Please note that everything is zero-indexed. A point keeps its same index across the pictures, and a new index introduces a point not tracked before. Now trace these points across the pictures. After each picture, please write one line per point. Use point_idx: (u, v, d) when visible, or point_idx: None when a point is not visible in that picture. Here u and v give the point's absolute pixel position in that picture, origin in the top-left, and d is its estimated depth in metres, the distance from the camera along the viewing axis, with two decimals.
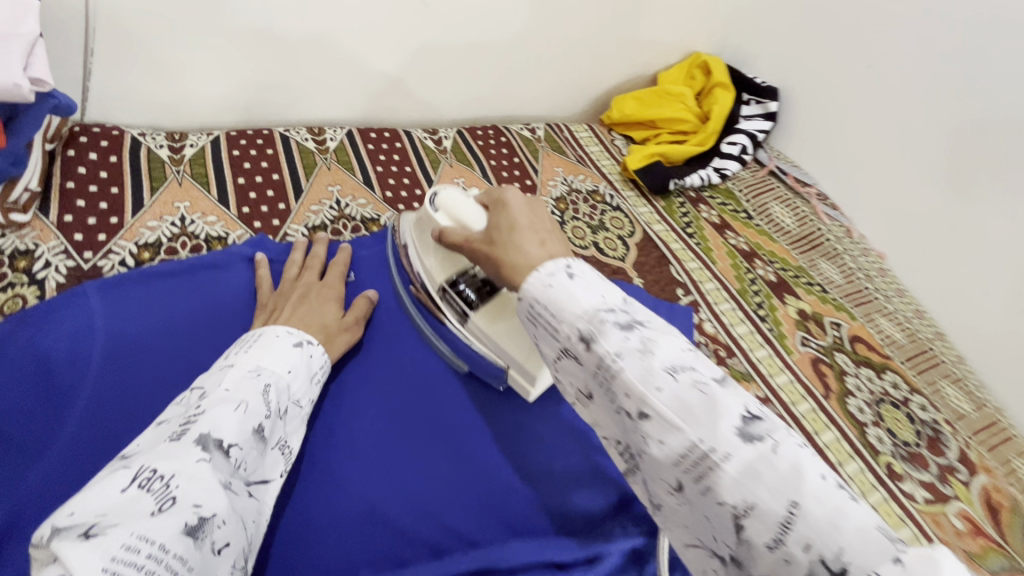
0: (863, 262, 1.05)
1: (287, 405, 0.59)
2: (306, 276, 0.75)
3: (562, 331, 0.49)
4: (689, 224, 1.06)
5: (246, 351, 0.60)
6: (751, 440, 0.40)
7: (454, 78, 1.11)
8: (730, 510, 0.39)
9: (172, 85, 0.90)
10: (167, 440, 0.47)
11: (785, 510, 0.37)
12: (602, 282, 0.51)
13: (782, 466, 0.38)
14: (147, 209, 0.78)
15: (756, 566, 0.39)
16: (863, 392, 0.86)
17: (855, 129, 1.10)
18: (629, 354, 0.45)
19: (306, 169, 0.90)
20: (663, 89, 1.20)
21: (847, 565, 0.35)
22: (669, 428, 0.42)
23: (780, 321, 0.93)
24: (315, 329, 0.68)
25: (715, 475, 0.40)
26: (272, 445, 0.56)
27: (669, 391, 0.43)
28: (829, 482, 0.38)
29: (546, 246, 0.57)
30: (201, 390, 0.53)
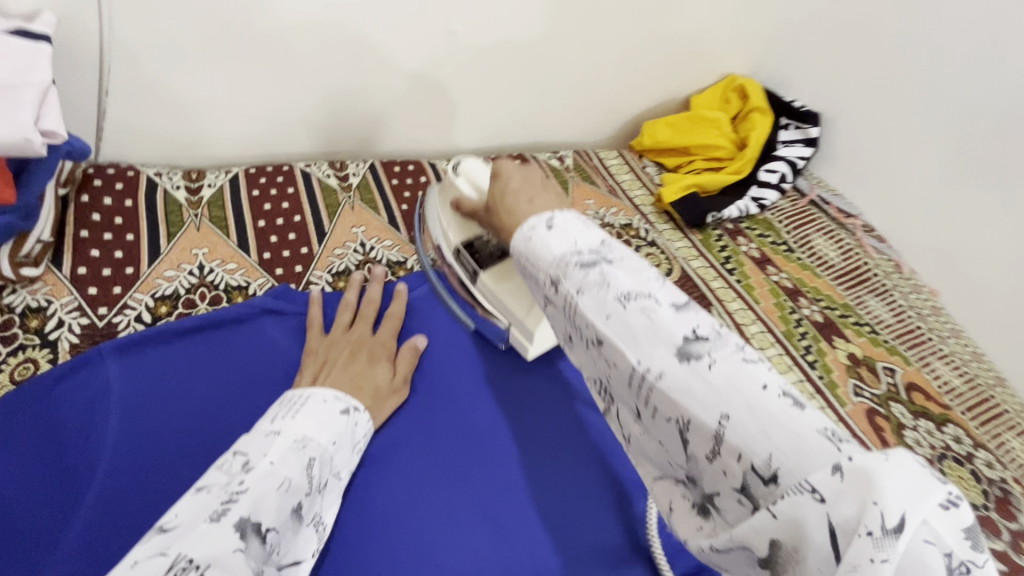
0: (914, 299, 0.99)
1: (327, 478, 0.57)
2: (358, 327, 0.74)
3: (540, 278, 0.53)
4: (728, 259, 1.01)
5: (292, 416, 0.58)
6: (688, 360, 0.43)
7: (478, 106, 1.06)
8: (676, 425, 0.43)
9: (189, 122, 0.86)
10: (206, 520, 0.43)
11: (716, 422, 0.40)
12: (588, 228, 0.53)
13: (715, 381, 0.41)
14: (164, 257, 0.74)
15: (707, 479, 0.42)
16: (924, 448, 0.80)
17: (903, 157, 1.04)
18: (589, 289, 0.48)
19: (328, 210, 0.86)
20: (697, 114, 1.14)
21: (777, 469, 0.37)
22: (619, 353, 0.46)
23: (831, 367, 0.88)
24: (365, 393, 0.67)
25: (657, 394, 0.44)
26: (307, 521, 0.54)
27: (617, 317, 0.47)
28: (770, 393, 0.39)
29: (534, 203, 0.59)
30: (245, 458, 0.51)
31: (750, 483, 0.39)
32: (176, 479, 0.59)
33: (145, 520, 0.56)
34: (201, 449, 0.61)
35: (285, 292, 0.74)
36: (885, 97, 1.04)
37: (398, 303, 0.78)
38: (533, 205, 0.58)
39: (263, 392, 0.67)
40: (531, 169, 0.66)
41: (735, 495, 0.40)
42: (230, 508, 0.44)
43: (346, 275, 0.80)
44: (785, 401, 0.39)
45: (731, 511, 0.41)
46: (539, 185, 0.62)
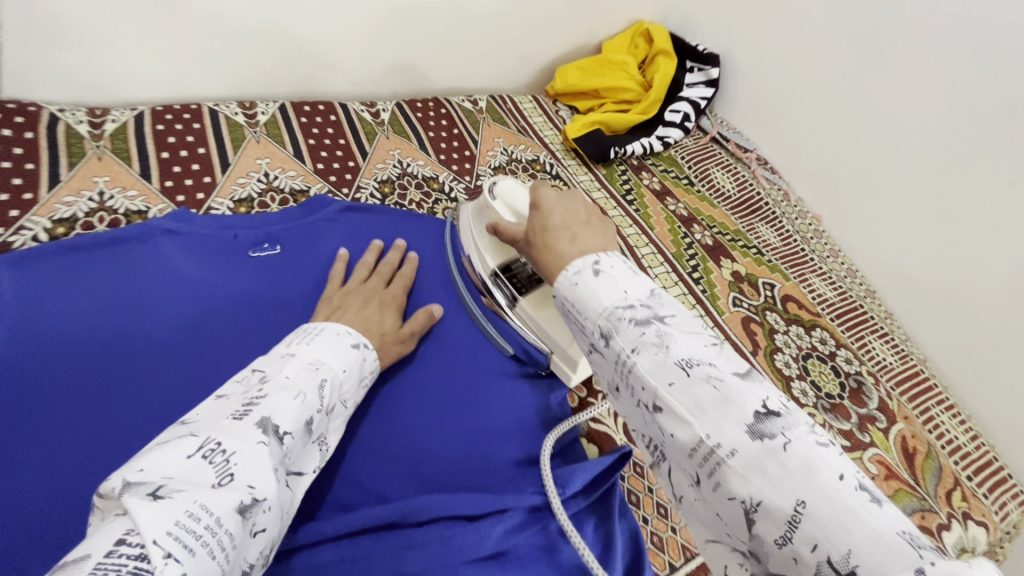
0: (799, 224, 1.07)
1: (335, 403, 0.56)
2: (373, 280, 0.76)
3: (588, 327, 0.48)
4: (629, 191, 1.07)
5: (307, 342, 0.58)
6: (760, 438, 0.37)
7: (390, 51, 1.09)
8: (740, 504, 0.36)
9: (91, 60, 0.88)
10: (229, 418, 0.46)
11: (790, 509, 0.34)
12: (636, 276, 0.48)
13: (790, 464, 0.35)
14: (64, 184, 0.77)
15: (774, 566, 0.35)
16: (791, 348, 0.88)
17: (792, 94, 1.10)
18: (645, 349, 0.42)
19: (233, 143, 0.89)
20: (605, 58, 1.19)
21: (856, 568, 0.31)
22: (679, 423, 0.40)
23: (714, 283, 0.95)
24: (372, 332, 0.67)
25: (723, 471, 0.37)
26: (313, 439, 0.53)
27: (680, 385, 0.40)
28: (847, 483, 0.33)
29: (576, 242, 0.55)
30: (263, 374, 0.52)
31: None
32: (70, 372, 0.63)
33: (34, 412, 0.60)
34: (93, 345, 0.65)
35: (183, 214, 0.77)
36: (775, 37, 1.11)
37: (409, 266, 0.80)
38: (574, 245, 0.54)
39: (157, 295, 0.71)
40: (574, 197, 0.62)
41: None
42: (252, 407, 0.46)
43: (248, 202, 0.83)
44: (864, 495, 0.33)
45: None
46: (581, 217, 0.59)
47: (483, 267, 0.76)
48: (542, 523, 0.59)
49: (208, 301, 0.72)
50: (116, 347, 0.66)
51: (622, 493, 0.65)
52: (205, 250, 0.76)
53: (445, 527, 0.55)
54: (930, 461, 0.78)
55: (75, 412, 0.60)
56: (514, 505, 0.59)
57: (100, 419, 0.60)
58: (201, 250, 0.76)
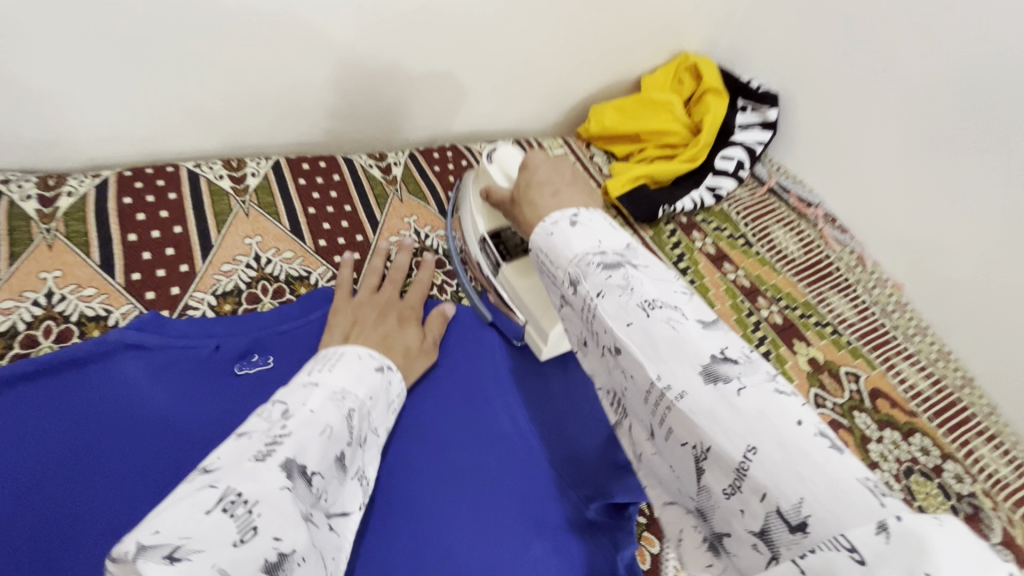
0: (878, 295, 0.93)
1: (367, 433, 0.53)
2: (385, 290, 0.71)
3: (558, 277, 0.46)
4: (681, 257, 0.93)
5: (330, 369, 0.53)
6: (715, 381, 0.35)
7: (401, 95, 0.93)
8: (691, 451, 0.35)
9: (44, 121, 0.72)
10: (251, 460, 0.40)
11: (739, 456, 0.32)
12: (613, 229, 0.45)
13: (746, 410, 0.33)
14: (3, 284, 0.62)
15: (720, 514, 0.34)
16: (888, 463, 0.74)
17: (866, 144, 0.95)
18: (610, 292, 0.41)
19: (217, 218, 0.74)
20: (647, 97, 1.04)
21: (808, 518, 0.29)
22: (636, 364, 0.39)
23: (790, 376, 0.81)
24: (396, 351, 0.63)
25: (673, 416, 0.36)
26: (351, 474, 0.49)
27: (639, 326, 0.39)
28: (805, 430, 0.31)
29: (558, 197, 0.51)
30: (284, 407, 0.46)
31: (773, 527, 0.31)
32: None
33: None
34: (16, 527, 0.50)
35: (152, 321, 0.62)
36: (845, 78, 0.96)
37: (424, 270, 0.76)
38: (556, 198, 0.51)
39: (112, 448, 0.55)
40: (565, 161, 0.59)
41: (751, 539, 0.32)
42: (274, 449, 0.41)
43: (233, 296, 0.68)
44: (822, 441, 0.31)
45: (745, 556, 0.33)
46: (568, 178, 0.55)
47: (473, 233, 0.73)
48: None
49: (174, 449, 0.56)
50: (42, 534, 0.50)
51: None
52: (176, 372, 0.60)
53: None
54: None
55: None
56: None
57: None
58: (173, 373, 0.60)
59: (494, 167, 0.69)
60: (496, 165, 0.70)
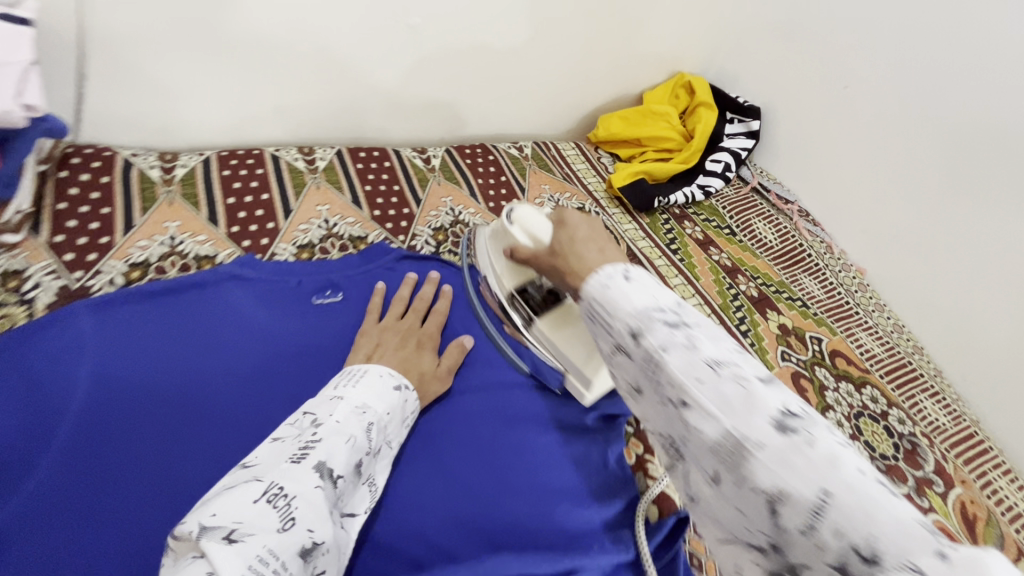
0: (843, 277, 1.08)
1: (381, 445, 0.59)
2: (408, 318, 0.78)
3: (614, 327, 0.50)
4: (673, 241, 1.08)
5: (352, 385, 0.60)
6: (785, 432, 0.38)
7: (441, 101, 1.13)
8: (764, 496, 0.38)
9: (165, 109, 0.92)
10: (288, 461, 0.47)
11: (814, 497, 0.35)
12: (662, 287, 0.51)
13: (815, 456, 0.37)
14: (137, 228, 0.80)
15: (795, 554, 0.37)
16: (842, 406, 0.88)
17: (835, 150, 1.12)
18: (674, 348, 0.45)
19: (295, 189, 0.92)
20: (648, 109, 1.22)
21: (879, 554, 0.32)
22: (707, 418, 0.42)
23: (761, 336, 0.95)
24: (412, 372, 0.69)
25: (747, 462, 0.39)
26: (363, 481, 0.55)
27: (708, 383, 0.42)
28: (868, 477, 0.35)
29: (604, 254, 0.57)
30: (314, 417, 0.53)
31: (846, 562, 0.34)
32: (142, 422, 0.63)
33: (116, 461, 0.61)
34: (158, 395, 0.66)
35: (250, 261, 0.80)
36: (816, 95, 1.14)
37: (444, 301, 0.82)
38: (602, 255, 0.56)
39: (224, 346, 0.72)
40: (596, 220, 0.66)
41: (828, 570, 0.35)
42: (309, 452, 0.48)
43: (309, 247, 0.86)
44: (882, 487, 0.35)
45: None
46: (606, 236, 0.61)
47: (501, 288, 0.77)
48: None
49: (269, 350, 0.73)
50: (178, 399, 0.66)
51: (686, 556, 0.66)
52: (270, 294, 0.78)
53: None
54: (990, 528, 0.78)
55: (145, 470, 0.61)
56: (586, 566, 0.61)
57: (172, 466, 0.62)
58: (268, 296, 0.78)
59: (517, 228, 0.72)
60: (518, 226, 0.72)
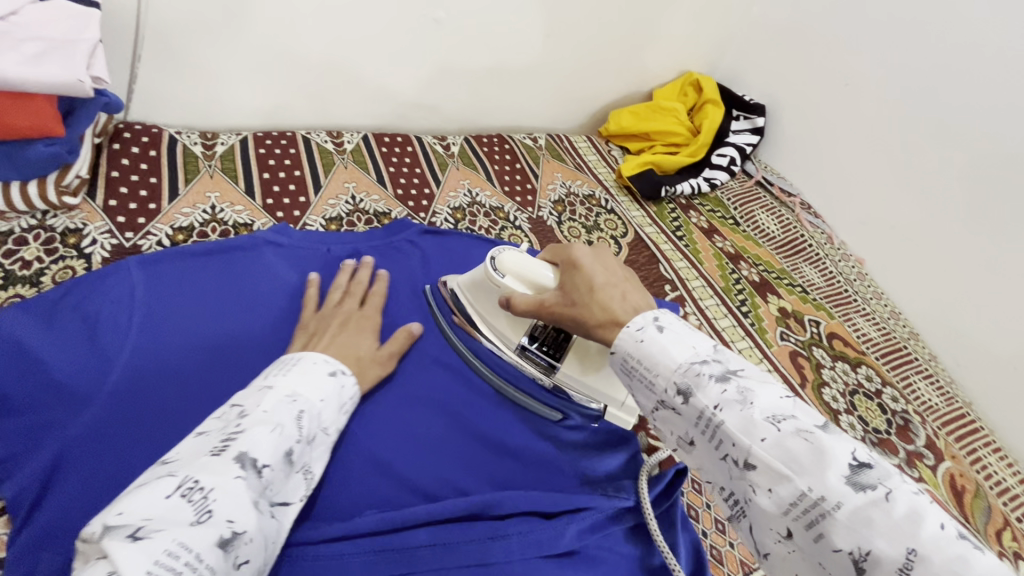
0: (843, 267, 1.12)
1: (316, 432, 0.57)
2: (347, 302, 0.77)
3: (659, 384, 0.49)
4: (679, 228, 1.13)
5: (284, 373, 0.58)
6: (862, 488, 0.39)
7: (462, 93, 1.20)
8: (848, 556, 0.38)
9: (208, 91, 0.99)
10: (208, 454, 0.46)
11: (902, 556, 0.36)
12: (694, 334, 0.51)
13: (896, 513, 0.38)
14: (182, 197, 0.86)
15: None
16: (838, 383, 0.92)
17: (837, 145, 1.18)
18: (729, 406, 0.45)
19: (324, 167, 0.99)
20: (657, 105, 1.28)
21: None
22: (778, 478, 0.42)
23: (762, 317, 0.99)
24: (350, 359, 0.67)
25: (828, 523, 0.39)
26: (297, 469, 0.54)
27: (773, 440, 0.42)
28: (949, 532, 0.37)
29: (626, 299, 0.58)
30: (241, 409, 0.52)
31: None
32: (188, 363, 0.69)
33: (167, 395, 0.66)
34: (204, 341, 0.72)
35: (284, 228, 0.86)
36: (819, 92, 1.19)
37: (380, 284, 0.81)
38: (626, 302, 0.57)
39: (263, 300, 0.78)
40: (602, 252, 0.65)
41: None
42: (229, 444, 0.47)
43: (337, 220, 0.93)
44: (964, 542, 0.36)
45: None
46: (619, 275, 0.62)
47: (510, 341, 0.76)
48: (621, 526, 0.65)
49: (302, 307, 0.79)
50: (222, 344, 0.72)
51: (683, 507, 0.72)
52: (301, 259, 0.84)
53: (524, 522, 0.61)
54: (978, 499, 0.82)
55: (197, 402, 0.66)
56: (592, 504, 0.65)
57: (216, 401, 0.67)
58: (301, 260, 0.84)
59: (510, 279, 0.70)
60: (511, 276, 0.70)
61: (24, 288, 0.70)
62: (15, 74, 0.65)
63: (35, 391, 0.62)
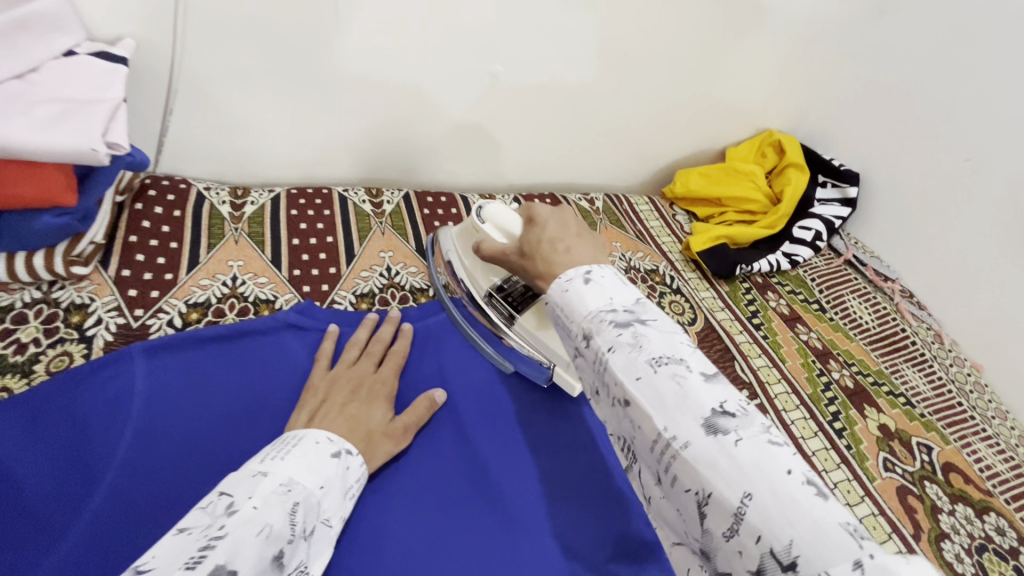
0: (955, 373, 0.95)
1: (313, 525, 0.50)
2: (363, 363, 0.72)
3: (571, 330, 0.45)
4: (755, 313, 0.98)
5: (282, 456, 0.52)
6: (715, 431, 0.35)
7: (514, 147, 1.09)
8: (693, 497, 0.36)
9: (241, 144, 0.92)
10: (180, 569, 0.36)
11: (737, 500, 0.33)
12: (625, 284, 0.45)
13: (742, 459, 0.34)
14: (202, 266, 0.78)
15: (722, 559, 0.35)
16: (961, 536, 0.74)
17: (948, 227, 1.00)
18: (619, 347, 0.40)
19: (360, 233, 0.89)
20: (731, 166, 1.14)
21: (797, 559, 0.31)
22: (643, 416, 0.38)
23: (860, 437, 0.83)
24: (357, 435, 0.62)
25: (677, 464, 0.36)
26: (289, 572, 0.46)
27: (646, 380, 0.38)
28: (795, 479, 0.33)
29: (570, 255, 0.50)
30: (230, 499, 0.44)
31: (768, 569, 0.32)
32: (180, 484, 0.59)
33: (154, 527, 0.56)
34: (204, 450, 0.62)
35: (308, 307, 0.77)
36: (925, 163, 1.03)
37: (403, 341, 0.77)
38: (570, 257, 0.49)
39: (277, 400, 0.68)
40: (567, 213, 0.59)
41: None
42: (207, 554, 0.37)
43: (369, 297, 0.82)
44: (809, 489, 0.33)
45: None
46: (574, 232, 0.55)
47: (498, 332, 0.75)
48: None
49: None
50: (224, 456, 0.62)
51: None
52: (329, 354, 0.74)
53: None
54: None
55: None
56: None
57: None
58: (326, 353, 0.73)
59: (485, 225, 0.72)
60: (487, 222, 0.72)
61: (13, 378, 0.61)
62: (22, 137, 0.58)
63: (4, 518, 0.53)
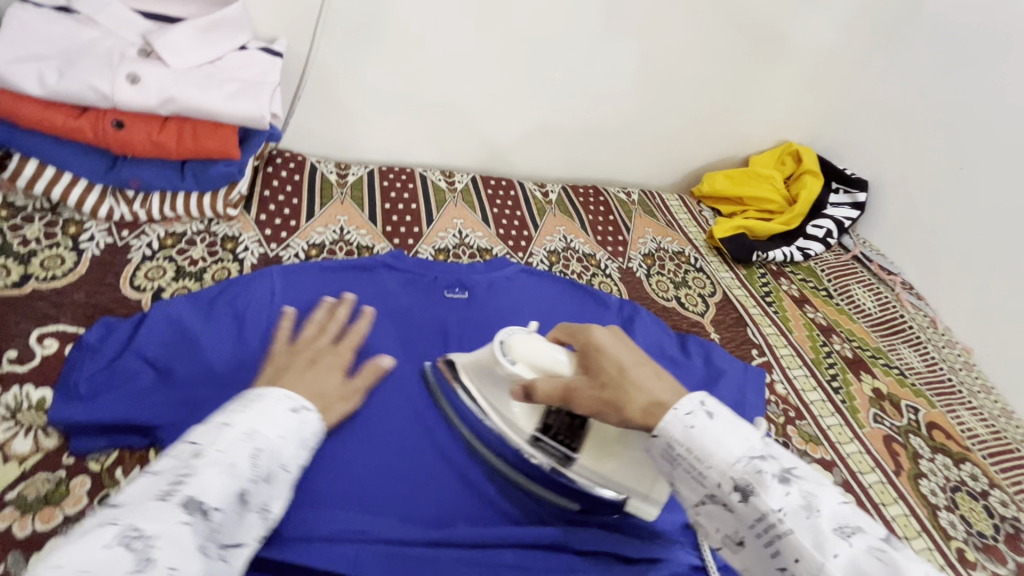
0: (946, 353, 1.08)
1: (276, 466, 0.50)
2: (319, 339, 0.71)
3: (713, 480, 0.47)
4: (769, 293, 1.13)
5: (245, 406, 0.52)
6: None
7: (565, 146, 1.28)
8: None
9: (346, 129, 1.13)
10: (154, 499, 0.42)
11: None
12: (742, 423, 0.50)
13: None
14: (316, 218, 0.98)
15: None
16: (938, 477, 0.86)
17: (947, 229, 1.14)
18: (796, 512, 0.43)
19: (437, 204, 1.09)
20: (753, 171, 1.30)
21: None
22: None
23: (854, 395, 0.96)
24: (315, 395, 0.61)
25: None
26: (253, 506, 0.48)
27: (844, 555, 0.42)
28: None
29: (661, 379, 0.54)
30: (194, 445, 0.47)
31: None
32: None
33: None
34: None
35: (398, 254, 0.95)
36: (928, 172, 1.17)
37: (364, 321, 0.75)
38: (663, 381, 0.54)
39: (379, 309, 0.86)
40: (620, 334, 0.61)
41: None
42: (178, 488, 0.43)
43: (444, 251, 1.01)
44: None
45: None
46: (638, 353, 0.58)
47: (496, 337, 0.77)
48: None
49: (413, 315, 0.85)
50: None
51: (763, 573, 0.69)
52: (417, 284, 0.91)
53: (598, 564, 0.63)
54: None
55: None
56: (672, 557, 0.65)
57: None
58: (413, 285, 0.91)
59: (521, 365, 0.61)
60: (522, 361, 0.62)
61: (191, 281, 0.82)
62: (217, 107, 0.81)
63: (196, 370, 0.71)
